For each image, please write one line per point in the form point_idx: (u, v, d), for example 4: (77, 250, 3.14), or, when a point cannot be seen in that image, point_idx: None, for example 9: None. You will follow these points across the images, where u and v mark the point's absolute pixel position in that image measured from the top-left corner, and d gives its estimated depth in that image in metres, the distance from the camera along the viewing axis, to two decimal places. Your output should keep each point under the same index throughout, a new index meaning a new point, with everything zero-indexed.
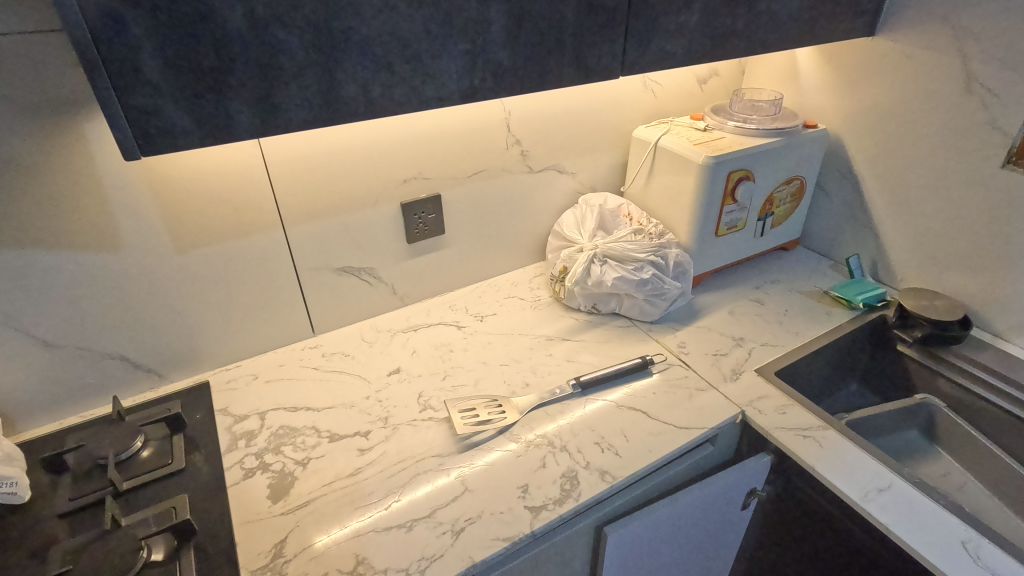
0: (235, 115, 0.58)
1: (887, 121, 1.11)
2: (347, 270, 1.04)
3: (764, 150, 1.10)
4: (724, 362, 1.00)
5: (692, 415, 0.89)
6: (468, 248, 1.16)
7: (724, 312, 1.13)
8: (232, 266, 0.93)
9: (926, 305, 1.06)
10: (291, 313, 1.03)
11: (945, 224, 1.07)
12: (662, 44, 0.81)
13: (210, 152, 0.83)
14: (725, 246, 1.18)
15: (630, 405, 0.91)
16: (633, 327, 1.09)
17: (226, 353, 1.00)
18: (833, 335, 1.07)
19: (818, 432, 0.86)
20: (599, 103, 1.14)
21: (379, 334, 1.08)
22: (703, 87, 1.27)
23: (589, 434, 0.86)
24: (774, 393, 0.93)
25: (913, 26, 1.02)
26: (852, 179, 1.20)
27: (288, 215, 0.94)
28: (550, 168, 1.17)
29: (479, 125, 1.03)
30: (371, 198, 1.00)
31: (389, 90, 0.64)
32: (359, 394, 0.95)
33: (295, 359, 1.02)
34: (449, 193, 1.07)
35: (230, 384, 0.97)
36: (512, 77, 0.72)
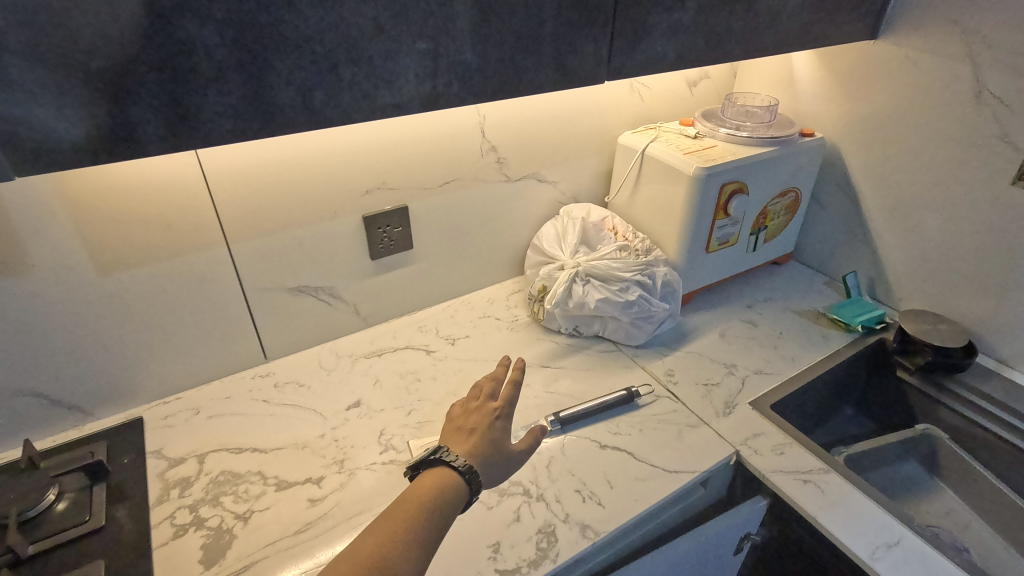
0: (138, 126, 0.47)
1: (888, 130, 1.04)
2: (303, 290, 0.94)
3: (758, 161, 1.02)
4: (715, 393, 0.92)
5: (682, 457, 0.81)
6: (439, 264, 1.06)
7: (715, 335, 1.05)
8: (167, 289, 0.82)
9: (929, 330, 0.99)
10: (239, 339, 0.92)
11: (950, 244, 1.00)
12: (652, 45, 0.72)
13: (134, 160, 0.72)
14: (715, 263, 1.10)
15: (614, 444, 0.83)
16: (618, 352, 1.01)
17: (165, 385, 0.89)
18: (830, 361, 1.00)
19: (818, 476, 0.79)
20: (582, 107, 1.05)
21: (340, 361, 0.98)
22: (693, 90, 1.19)
23: (569, 480, 0.77)
24: (771, 430, 0.85)
25: (919, 29, 0.94)
26: (850, 192, 1.13)
27: (232, 231, 0.83)
28: (530, 177, 1.07)
29: (450, 131, 0.93)
30: (328, 212, 0.89)
31: (335, 96, 0.54)
32: (313, 432, 0.85)
33: (243, 390, 0.92)
34: (418, 204, 0.97)
35: (166, 421, 0.86)
36: (482, 81, 0.62)
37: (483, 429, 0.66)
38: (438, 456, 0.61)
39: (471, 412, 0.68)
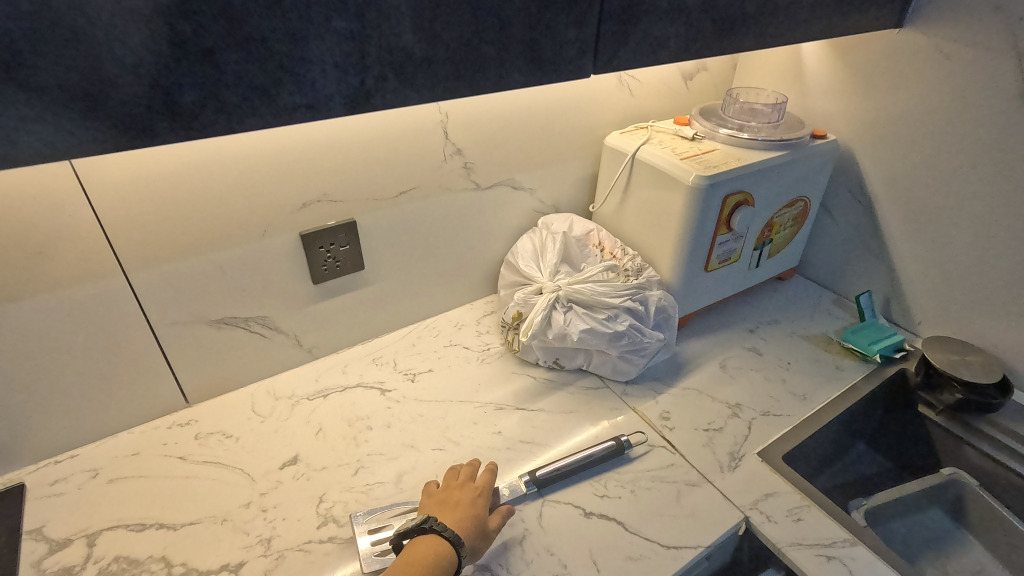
0: None
1: (911, 133, 0.91)
2: (229, 321, 0.78)
3: (766, 167, 0.89)
4: (718, 441, 0.79)
5: (682, 527, 0.67)
6: (397, 285, 0.91)
7: (715, 367, 0.91)
8: (48, 328, 0.66)
9: (958, 362, 0.87)
10: (150, 382, 0.76)
11: (981, 263, 0.88)
12: (649, 29, 0.58)
13: None
14: (715, 282, 0.97)
15: (602, 511, 0.69)
16: (605, 389, 0.87)
17: (56, 441, 0.73)
18: (846, 397, 0.87)
19: (844, 550, 0.66)
20: (562, 103, 0.90)
21: (278, 403, 0.83)
22: (689, 84, 1.04)
23: (547, 562, 0.64)
24: (784, 489, 0.72)
25: (953, 16, 0.81)
26: (864, 201, 1.01)
27: (129, 256, 0.67)
28: (502, 184, 0.93)
29: (406, 131, 0.78)
30: (255, 230, 0.73)
31: (213, 92, 0.39)
32: (236, 500, 0.70)
33: (155, 444, 0.76)
34: (368, 218, 0.82)
35: (54, 489, 0.70)
36: (428, 72, 0.47)
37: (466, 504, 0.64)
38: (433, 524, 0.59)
39: (452, 487, 0.66)
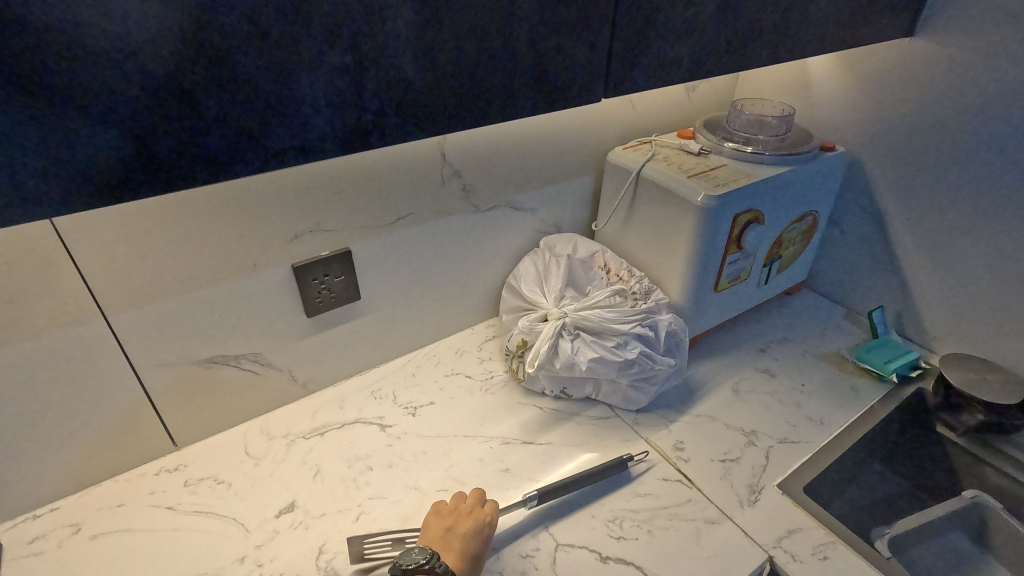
0: None
1: (922, 145, 0.88)
2: (218, 360, 0.74)
3: (776, 183, 0.86)
4: (736, 472, 0.75)
5: (704, 570, 0.64)
6: (395, 314, 0.87)
7: (727, 390, 0.88)
8: (23, 377, 0.61)
9: (977, 380, 0.84)
10: (135, 426, 0.72)
11: (999, 278, 0.85)
12: (662, 50, 0.54)
13: None
14: (724, 302, 0.94)
15: (619, 555, 0.65)
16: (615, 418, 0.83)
17: (35, 494, 0.68)
18: (865, 420, 0.84)
19: None
20: (564, 120, 0.87)
21: (272, 444, 0.79)
22: (692, 96, 1.01)
23: None
24: (807, 523, 0.69)
25: (967, 27, 0.79)
26: (874, 214, 0.98)
27: (108, 298, 0.62)
28: (503, 205, 0.89)
29: (404, 156, 0.74)
30: (245, 264, 0.69)
31: None
32: (230, 554, 0.65)
33: (141, 494, 0.71)
34: (363, 246, 0.78)
35: (33, 548, 0.65)
36: (430, 106, 0.44)
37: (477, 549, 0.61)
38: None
39: (456, 516, 0.64)
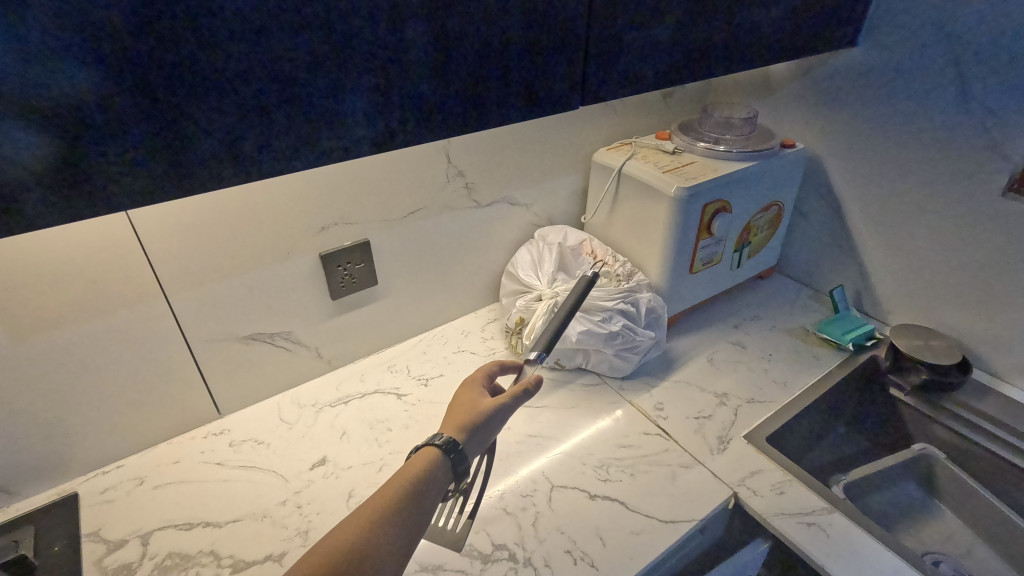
0: (22, 192, 0.39)
1: (870, 140, 1.00)
2: (257, 337, 0.85)
3: (741, 176, 0.97)
4: (708, 427, 0.86)
5: (677, 504, 0.75)
6: (407, 298, 0.99)
7: (703, 361, 1.00)
8: (99, 349, 0.73)
9: (922, 346, 0.96)
10: (187, 395, 0.83)
11: (939, 256, 0.96)
12: (629, 65, 0.66)
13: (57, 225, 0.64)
14: (700, 283, 1.05)
15: (605, 494, 0.77)
16: (603, 385, 0.95)
17: (104, 452, 0.80)
18: (824, 383, 0.95)
19: (823, 517, 0.74)
20: (554, 125, 0.99)
21: (303, 411, 0.90)
22: (669, 101, 1.13)
23: (559, 539, 0.71)
24: (768, 466, 0.80)
25: (901, 37, 0.90)
26: (833, 203, 1.09)
27: (170, 281, 0.74)
28: (501, 201, 1.01)
29: (414, 159, 0.86)
30: (281, 252, 0.81)
31: (269, 141, 0.47)
32: (274, 499, 0.77)
33: (193, 453, 0.83)
34: (379, 237, 0.89)
35: (105, 496, 0.77)
36: (442, 114, 0.55)
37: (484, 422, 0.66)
38: (444, 441, 0.61)
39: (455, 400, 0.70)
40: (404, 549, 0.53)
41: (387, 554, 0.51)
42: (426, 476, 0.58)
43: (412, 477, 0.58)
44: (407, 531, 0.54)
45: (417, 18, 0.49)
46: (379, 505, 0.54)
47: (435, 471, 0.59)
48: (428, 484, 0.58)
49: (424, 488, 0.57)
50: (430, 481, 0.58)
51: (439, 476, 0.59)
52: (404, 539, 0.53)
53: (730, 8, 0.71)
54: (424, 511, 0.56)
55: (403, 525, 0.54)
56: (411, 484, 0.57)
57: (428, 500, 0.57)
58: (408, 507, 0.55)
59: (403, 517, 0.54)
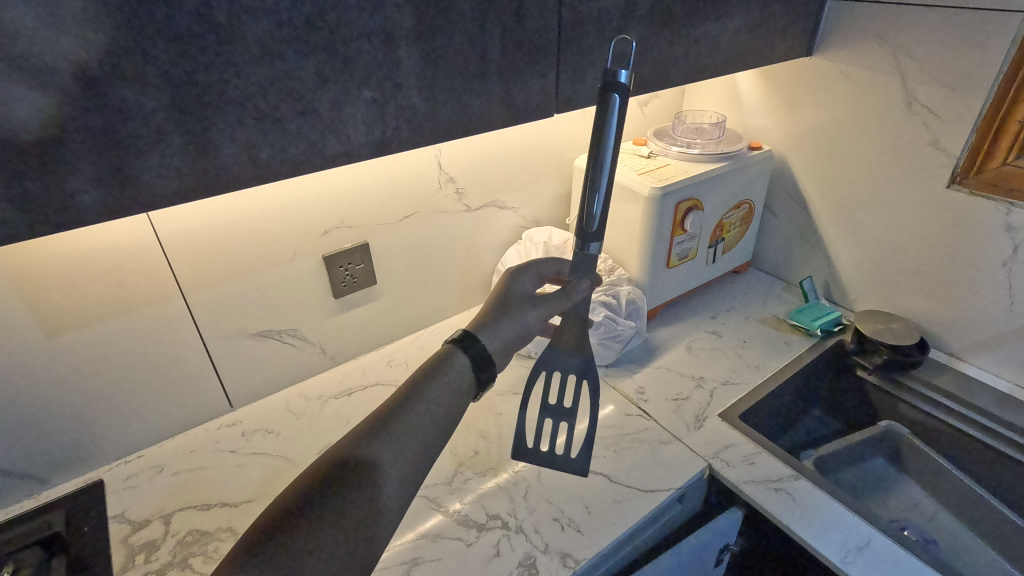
0: (76, 195, 0.46)
1: (829, 141, 1.08)
2: (265, 334, 0.92)
3: (712, 176, 1.05)
4: (685, 408, 0.93)
5: (656, 475, 0.82)
6: (404, 297, 1.06)
7: (682, 349, 1.07)
8: (122, 346, 0.79)
9: (883, 329, 1.03)
10: (201, 389, 0.90)
11: (896, 246, 1.04)
12: (597, 76, 0.74)
13: (86, 231, 0.71)
14: (677, 277, 1.13)
15: (590, 468, 0.83)
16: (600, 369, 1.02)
17: (126, 443, 0.86)
18: (793, 366, 1.02)
19: (789, 483, 0.80)
20: (537, 133, 1.07)
21: (309, 403, 0.97)
22: (644, 110, 1.22)
23: (547, 509, 0.77)
24: (740, 440, 0.87)
25: (851, 46, 0.99)
26: (799, 200, 1.17)
27: (187, 282, 0.81)
28: (490, 205, 1.08)
29: (408, 166, 0.93)
30: (287, 254, 0.88)
31: (281, 148, 0.54)
32: (284, 481, 0.83)
33: (209, 442, 0.89)
34: (378, 240, 0.97)
35: (128, 483, 0.83)
36: (431, 122, 0.63)
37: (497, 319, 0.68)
38: (460, 338, 0.64)
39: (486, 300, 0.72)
40: (421, 433, 0.56)
41: (402, 435, 0.55)
42: (441, 368, 0.61)
43: (429, 369, 0.61)
44: (425, 416, 0.57)
45: (406, 40, 0.57)
46: (398, 393, 0.58)
47: (450, 362, 0.62)
48: (447, 377, 0.61)
49: (442, 380, 0.60)
50: (447, 372, 0.61)
51: (457, 370, 0.62)
52: (421, 422, 0.56)
53: (688, 23, 0.79)
54: (444, 400, 0.59)
55: (412, 412, 0.56)
56: (428, 376, 0.60)
57: (443, 392, 0.60)
58: (427, 394, 0.58)
59: (420, 404, 0.57)
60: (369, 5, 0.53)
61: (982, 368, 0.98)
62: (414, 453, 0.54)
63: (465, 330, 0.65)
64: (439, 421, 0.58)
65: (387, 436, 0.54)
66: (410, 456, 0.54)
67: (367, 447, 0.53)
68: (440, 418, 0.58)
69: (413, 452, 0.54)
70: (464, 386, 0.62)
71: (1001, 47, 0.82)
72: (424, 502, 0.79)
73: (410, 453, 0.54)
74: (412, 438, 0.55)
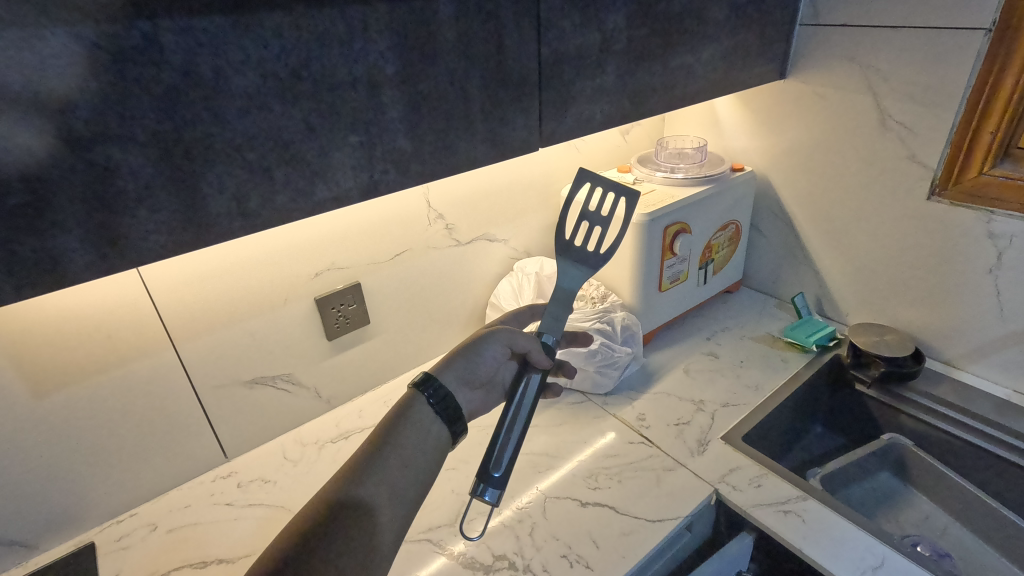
0: (65, 254, 0.46)
1: (808, 160, 1.10)
2: (259, 381, 0.91)
3: (697, 200, 1.06)
4: (687, 432, 0.93)
5: (662, 504, 0.80)
6: (398, 336, 1.05)
7: (680, 372, 1.07)
8: (112, 403, 0.78)
9: (878, 341, 1.03)
10: (195, 440, 0.88)
11: (882, 258, 1.05)
12: (579, 109, 0.75)
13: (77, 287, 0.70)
14: (670, 300, 1.13)
15: (596, 501, 0.82)
16: (606, 399, 1.02)
17: (117, 502, 0.83)
18: (792, 383, 1.02)
19: (797, 504, 0.79)
20: (523, 167, 1.09)
21: (306, 449, 0.95)
22: (626, 137, 1.24)
23: (554, 546, 0.76)
24: (745, 462, 0.86)
25: (822, 68, 1.02)
26: (784, 218, 1.19)
27: (178, 332, 0.80)
28: (480, 239, 1.09)
29: (397, 205, 0.94)
30: (279, 299, 0.88)
31: (270, 197, 0.54)
32: None
33: (203, 496, 0.87)
34: (370, 279, 0.96)
35: (121, 544, 0.80)
36: (419, 163, 0.64)
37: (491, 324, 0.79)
38: (424, 377, 0.64)
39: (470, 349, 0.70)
40: (398, 476, 0.57)
41: (380, 483, 0.55)
42: (408, 411, 0.62)
43: (395, 414, 0.61)
44: (399, 462, 0.57)
45: (390, 85, 0.58)
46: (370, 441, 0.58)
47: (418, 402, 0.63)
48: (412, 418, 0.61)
49: (408, 424, 0.61)
50: (411, 415, 0.62)
51: (424, 410, 0.63)
52: (395, 468, 0.57)
53: (663, 55, 0.81)
54: (416, 444, 0.60)
55: (387, 458, 0.57)
56: (391, 424, 0.60)
57: (416, 432, 0.60)
58: (400, 433, 0.59)
59: (389, 451, 0.58)
60: (352, 54, 0.54)
61: (980, 375, 0.99)
62: (396, 495, 0.55)
63: (427, 371, 0.65)
64: (415, 462, 0.58)
65: (364, 486, 0.54)
66: (392, 498, 0.55)
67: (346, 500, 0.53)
68: (413, 461, 0.59)
69: (396, 495, 0.55)
70: (432, 428, 0.62)
71: (966, 62, 0.85)
72: (427, 544, 0.77)
73: (392, 496, 0.55)
74: (391, 479, 0.56)
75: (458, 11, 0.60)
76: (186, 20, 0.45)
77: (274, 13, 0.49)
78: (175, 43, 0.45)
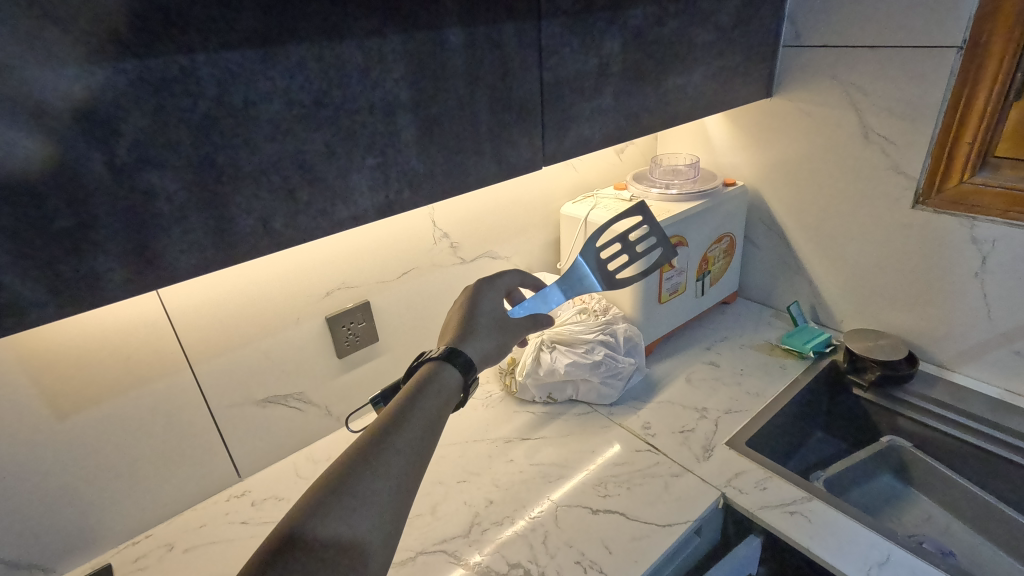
0: (103, 273, 0.48)
1: (797, 173, 1.15)
2: (272, 399, 0.93)
3: (692, 213, 1.10)
4: (692, 439, 0.95)
5: (673, 509, 0.82)
6: (406, 353, 1.07)
7: (682, 381, 1.10)
8: (131, 424, 0.79)
9: (873, 346, 1.07)
10: (210, 460, 0.89)
11: (873, 264, 1.09)
12: (580, 130, 0.79)
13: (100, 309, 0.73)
14: (669, 312, 1.16)
15: (607, 508, 0.83)
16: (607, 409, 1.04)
17: (133, 524, 0.84)
18: (791, 389, 1.05)
19: (802, 505, 0.81)
20: (523, 186, 1.13)
21: (318, 466, 0.96)
22: (621, 156, 1.29)
23: (568, 553, 0.77)
24: (750, 466, 0.88)
25: (807, 86, 1.07)
26: (776, 230, 1.23)
27: (195, 353, 0.82)
28: (483, 256, 1.12)
29: (404, 226, 0.97)
30: (291, 318, 0.90)
31: (292, 217, 0.57)
32: None
33: (219, 515, 0.88)
34: (378, 298, 0.99)
35: (138, 564, 0.81)
36: (431, 183, 0.67)
37: (486, 290, 0.76)
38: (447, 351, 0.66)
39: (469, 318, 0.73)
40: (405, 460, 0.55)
41: (387, 466, 0.53)
42: (430, 379, 0.63)
43: (419, 380, 0.62)
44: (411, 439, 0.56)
45: (405, 110, 0.61)
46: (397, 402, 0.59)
47: (438, 373, 0.64)
48: (419, 404, 0.60)
49: (431, 391, 0.62)
50: (434, 383, 0.62)
51: (445, 380, 0.63)
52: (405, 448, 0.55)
53: (657, 77, 0.86)
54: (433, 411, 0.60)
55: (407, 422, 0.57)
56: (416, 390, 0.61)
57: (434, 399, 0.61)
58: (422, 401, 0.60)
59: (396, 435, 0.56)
60: (370, 81, 0.58)
61: (972, 376, 1.02)
62: (398, 485, 0.53)
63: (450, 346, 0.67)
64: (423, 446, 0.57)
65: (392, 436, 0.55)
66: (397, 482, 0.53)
67: (345, 495, 0.50)
68: (418, 456, 0.56)
69: (398, 492, 0.53)
70: (449, 399, 0.63)
71: (942, 78, 0.90)
72: (443, 555, 0.78)
73: (399, 481, 0.53)
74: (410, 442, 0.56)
75: (466, 41, 0.64)
76: (219, 54, 0.48)
77: (299, 46, 0.52)
78: (209, 75, 0.48)
